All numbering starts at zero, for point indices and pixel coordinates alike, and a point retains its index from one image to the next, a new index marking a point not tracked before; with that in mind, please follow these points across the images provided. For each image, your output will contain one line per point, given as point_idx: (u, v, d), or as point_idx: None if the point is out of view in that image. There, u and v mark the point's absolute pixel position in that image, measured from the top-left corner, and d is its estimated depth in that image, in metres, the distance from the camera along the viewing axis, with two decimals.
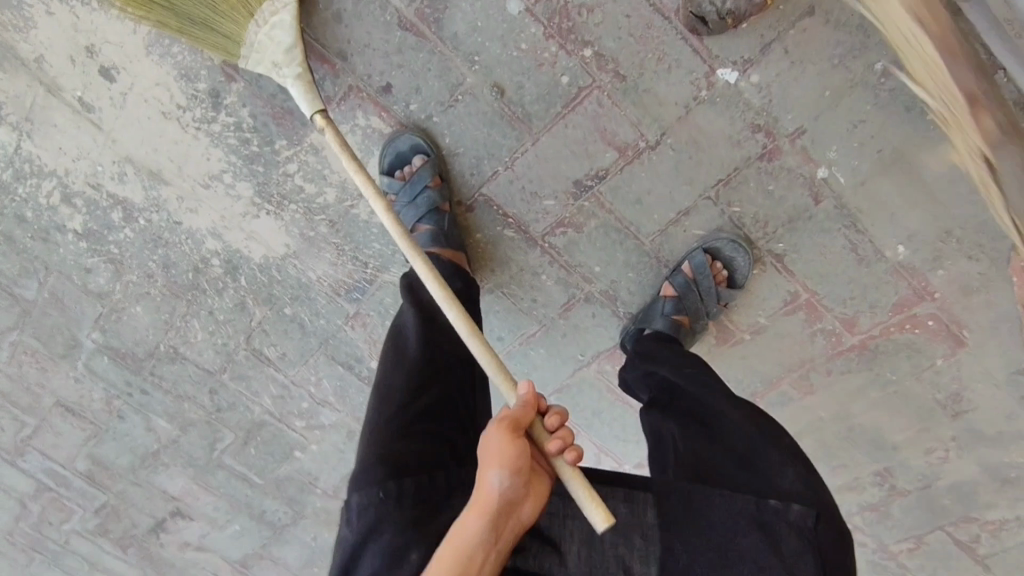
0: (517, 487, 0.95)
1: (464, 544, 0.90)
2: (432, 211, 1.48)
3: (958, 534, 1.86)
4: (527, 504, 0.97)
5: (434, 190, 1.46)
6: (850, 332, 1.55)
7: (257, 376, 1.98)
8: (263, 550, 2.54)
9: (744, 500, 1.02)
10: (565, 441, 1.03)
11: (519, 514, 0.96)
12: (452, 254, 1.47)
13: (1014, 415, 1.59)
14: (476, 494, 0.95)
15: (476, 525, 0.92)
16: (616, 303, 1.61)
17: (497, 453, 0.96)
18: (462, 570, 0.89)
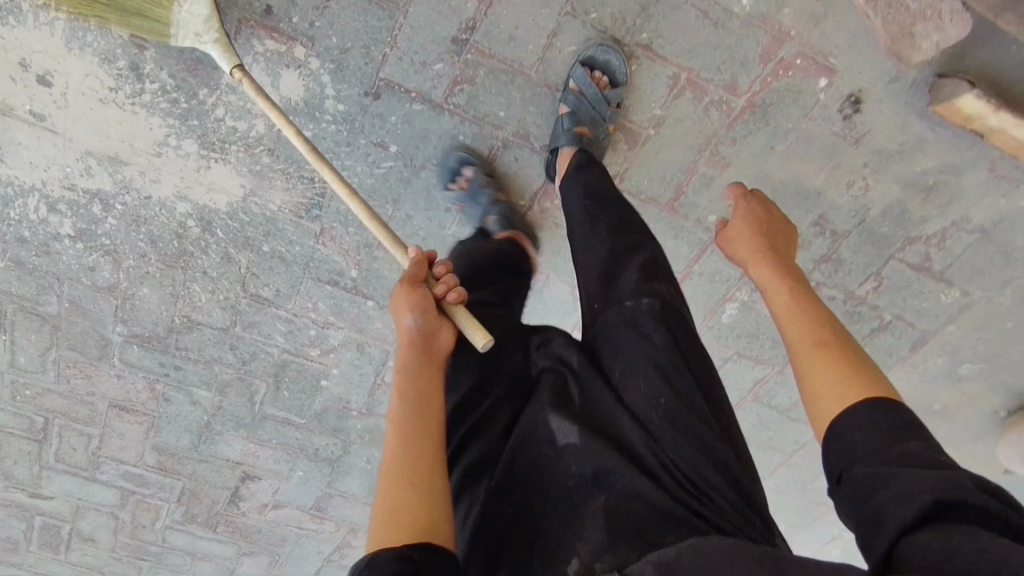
0: (425, 322, 1.24)
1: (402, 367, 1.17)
2: None
3: (909, 259, 2.01)
4: (441, 335, 1.26)
5: None
6: (735, 95, 1.71)
7: (263, 318, 2.22)
8: (329, 488, 2.79)
9: (619, 310, 1.28)
10: (449, 284, 1.32)
11: (438, 342, 1.25)
12: None
13: (906, 123, 1.73)
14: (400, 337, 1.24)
15: (407, 359, 1.19)
16: (530, 140, 1.82)
17: (403, 302, 1.26)
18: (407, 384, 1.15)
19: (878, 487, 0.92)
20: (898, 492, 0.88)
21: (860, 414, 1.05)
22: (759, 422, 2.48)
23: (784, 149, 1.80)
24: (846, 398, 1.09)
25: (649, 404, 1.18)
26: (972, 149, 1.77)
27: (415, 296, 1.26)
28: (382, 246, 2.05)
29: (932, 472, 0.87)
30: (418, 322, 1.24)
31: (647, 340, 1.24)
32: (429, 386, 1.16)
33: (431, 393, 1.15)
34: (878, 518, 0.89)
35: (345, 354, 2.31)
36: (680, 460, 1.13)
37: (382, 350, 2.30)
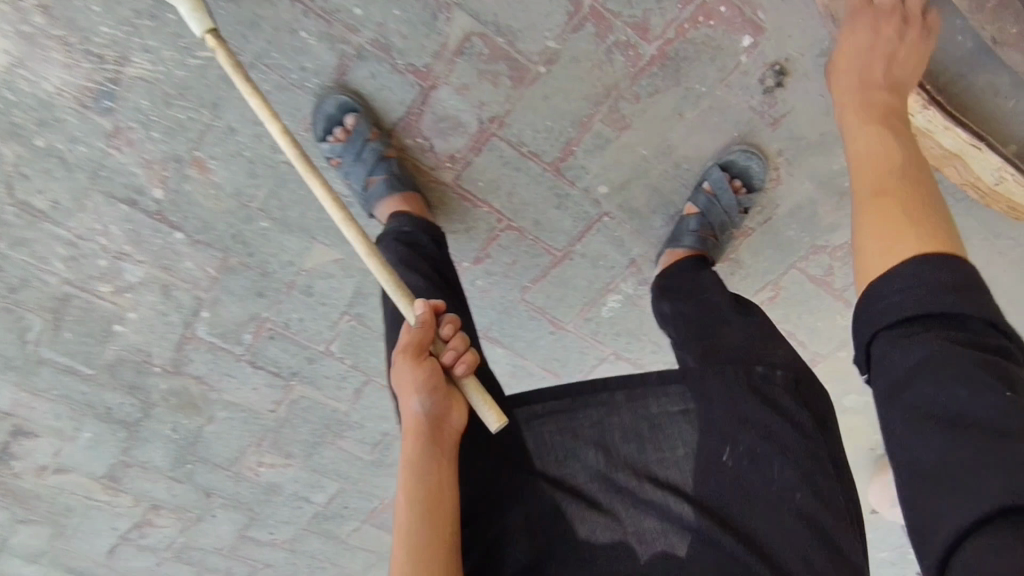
0: (435, 403, 1.15)
1: (410, 464, 1.10)
2: (380, 161, 1.53)
3: (811, 270, 1.80)
4: (454, 413, 1.17)
5: (374, 141, 1.52)
6: (645, 39, 1.42)
7: (36, 237, 1.72)
8: (126, 456, 2.31)
9: (735, 371, 1.23)
10: (459, 349, 1.20)
11: (450, 420, 1.16)
12: (408, 197, 1.55)
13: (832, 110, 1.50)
14: (406, 421, 1.14)
15: (415, 448, 1.11)
16: (392, 54, 1.43)
17: (409, 379, 1.15)
18: (416, 487, 1.08)
19: (931, 429, 0.79)
20: (942, 449, 0.78)
21: (903, 272, 0.86)
22: None
23: (695, 119, 1.53)
24: (907, 249, 0.88)
25: (736, 482, 1.15)
26: None
27: (421, 369, 1.15)
28: (195, 164, 1.59)
29: (1009, 459, 0.73)
30: (428, 403, 1.14)
31: (753, 408, 1.19)
32: (438, 482, 1.09)
33: (441, 491, 1.09)
34: (913, 452, 0.80)
35: (146, 295, 1.85)
36: (781, 559, 1.08)
37: (193, 298, 1.85)
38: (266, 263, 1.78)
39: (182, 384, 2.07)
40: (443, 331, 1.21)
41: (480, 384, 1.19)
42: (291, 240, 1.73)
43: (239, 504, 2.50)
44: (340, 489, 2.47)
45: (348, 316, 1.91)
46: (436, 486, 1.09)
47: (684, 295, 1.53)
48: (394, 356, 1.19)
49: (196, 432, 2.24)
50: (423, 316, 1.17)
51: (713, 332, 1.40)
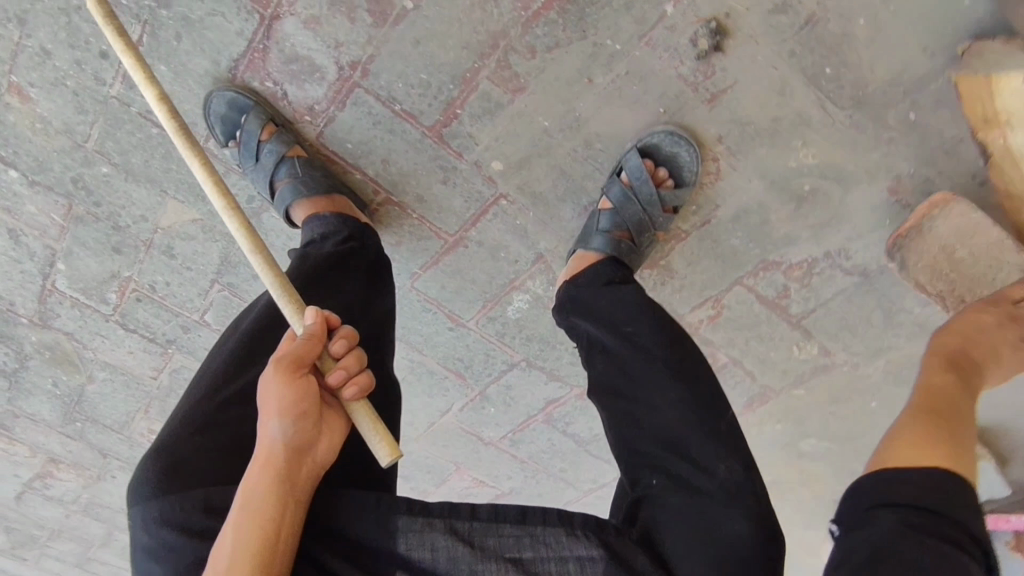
0: (304, 429, 0.84)
1: (252, 507, 0.78)
2: (280, 162, 1.29)
3: (762, 290, 1.45)
4: (324, 443, 0.87)
5: (271, 140, 1.29)
6: None
7: None
8: (11, 406, 2.15)
9: (695, 477, 0.92)
10: (351, 370, 0.90)
11: (320, 458, 0.86)
12: (325, 200, 1.29)
13: (788, 87, 1.15)
14: (258, 448, 0.83)
15: (261, 489, 0.79)
16: None
17: (274, 395, 0.83)
18: (260, 536, 0.76)
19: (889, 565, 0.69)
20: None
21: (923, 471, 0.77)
22: (550, 449, 1.94)
23: (607, 86, 1.19)
24: (927, 453, 0.80)
25: None
26: (874, 153, 1.21)
27: (295, 385, 0.84)
28: (13, 90, 1.34)
29: None
30: (291, 432, 0.82)
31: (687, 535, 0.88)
32: (280, 540, 0.78)
33: (281, 555, 0.77)
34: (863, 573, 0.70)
35: None
36: None
37: (45, 246, 1.63)
38: (116, 216, 1.53)
39: (50, 338, 1.86)
40: (333, 346, 0.91)
41: (373, 413, 0.90)
42: (138, 190, 1.47)
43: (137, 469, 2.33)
44: None
45: (218, 286, 1.65)
46: (274, 547, 0.77)
47: (602, 320, 1.16)
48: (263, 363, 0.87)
49: (75, 391, 2.04)
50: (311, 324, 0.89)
51: (633, 378, 1.05)
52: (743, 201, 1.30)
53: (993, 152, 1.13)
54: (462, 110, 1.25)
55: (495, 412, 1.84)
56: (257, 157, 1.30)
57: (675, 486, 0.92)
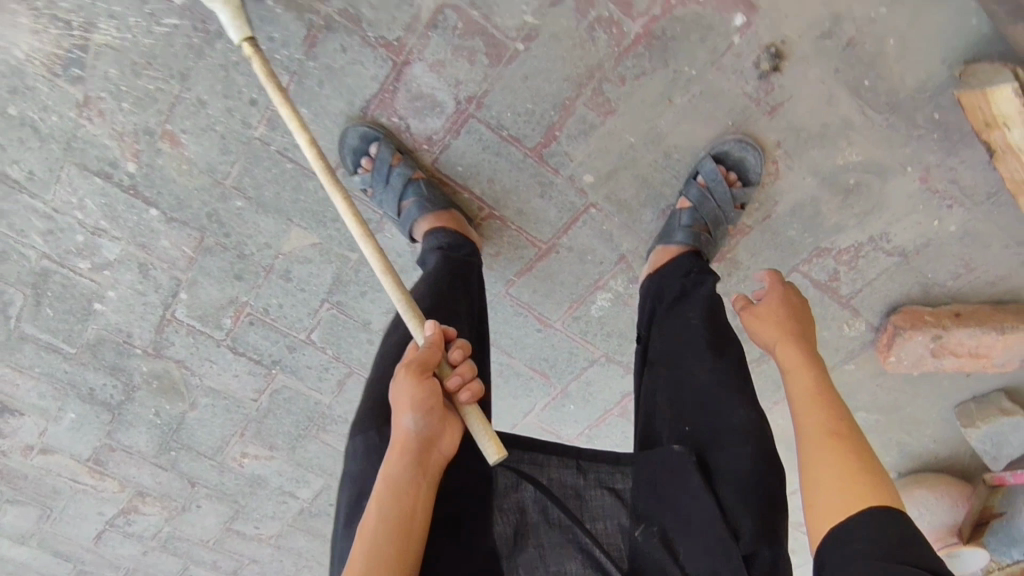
0: (431, 425, 0.97)
1: (392, 488, 0.92)
2: (408, 185, 1.52)
3: (815, 274, 1.67)
4: (446, 440, 0.99)
5: (399, 165, 1.51)
6: (629, 15, 1.34)
7: (13, 208, 1.71)
8: (109, 439, 2.30)
9: (735, 412, 1.11)
10: (466, 376, 1.04)
11: (444, 449, 0.99)
12: (447, 215, 1.53)
13: (834, 98, 1.40)
14: (395, 439, 0.97)
15: (398, 473, 0.93)
16: (363, 25, 1.37)
17: (407, 396, 0.97)
18: (399, 511, 0.90)
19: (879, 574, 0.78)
20: None
21: (863, 525, 0.85)
22: (623, 442, 2.12)
23: (683, 104, 1.43)
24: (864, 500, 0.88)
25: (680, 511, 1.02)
26: (908, 147, 1.45)
27: (422, 388, 0.98)
28: (167, 138, 1.56)
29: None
30: (421, 423, 0.97)
31: (732, 458, 1.06)
32: (416, 514, 0.91)
33: (418, 525, 0.90)
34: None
35: (123, 274, 1.82)
36: None
37: (171, 278, 1.82)
38: (243, 245, 1.74)
39: (162, 366, 2.04)
40: (452, 356, 1.06)
41: (484, 415, 1.01)
42: (266, 221, 1.68)
43: (223, 495, 2.46)
44: (325, 484, 2.41)
45: (328, 305, 1.84)
46: (412, 516, 0.91)
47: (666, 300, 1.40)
48: (395, 371, 1.02)
49: (177, 417, 2.20)
50: (433, 337, 1.04)
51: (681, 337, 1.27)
52: (799, 196, 1.54)
53: (995, 149, 1.34)
54: (561, 131, 1.48)
55: (574, 408, 2.03)
56: (388, 181, 1.51)
57: (715, 424, 1.11)
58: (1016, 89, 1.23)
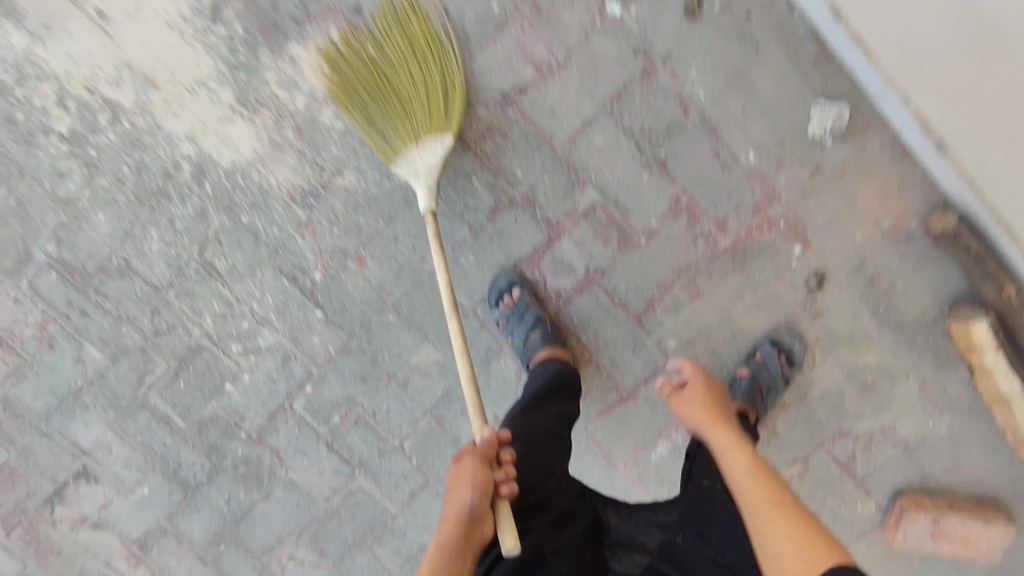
0: (480, 507, 1.29)
1: (444, 551, 1.24)
2: (538, 323, 1.93)
3: (837, 453, 2.07)
4: (487, 523, 1.31)
5: (535, 307, 1.94)
6: (723, 233, 1.88)
7: (202, 291, 2.10)
8: (167, 523, 2.40)
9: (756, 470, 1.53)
10: (509, 474, 1.37)
11: (483, 530, 1.30)
12: (562, 352, 1.91)
13: (859, 315, 1.93)
14: (452, 511, 1.30)
15: (450, 541, 1.26)
16: (535, 207, 1.90)
17: (467, 478, 1.30)
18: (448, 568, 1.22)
19: None
20: None
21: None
22: None
23: (751, 300, 1.94)
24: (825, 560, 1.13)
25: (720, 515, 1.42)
26: (910, 360, 1.95)
27: (480, 474, 1.31)
28: (356, 259, 2.01)
29: None
30: (474, 502, 1.29)
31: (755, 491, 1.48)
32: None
33: None
34: None
35: (266, 361, 2.16)
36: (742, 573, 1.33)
37: (305, 371, 2.16)
38: (379, 353, 2.11)
39: (259, 452, 2.27)
40: (503, 455, 1.40)
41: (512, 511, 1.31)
42: (407, 336, 2.08)
43: None
44: None
45: (429, 416, 2.17)
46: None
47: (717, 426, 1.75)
48: (459, 457, 1.36)
49: (247, 507, 2.35)
50: (490, 439, 1.39)
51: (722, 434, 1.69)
52: (829, 384, 2.00)
53: (976, 368, 1.86)
54: (659, 305, 1.97)
55: None
56: (523, 317, 1.91)
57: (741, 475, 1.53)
58: (989, 324, 1.77)
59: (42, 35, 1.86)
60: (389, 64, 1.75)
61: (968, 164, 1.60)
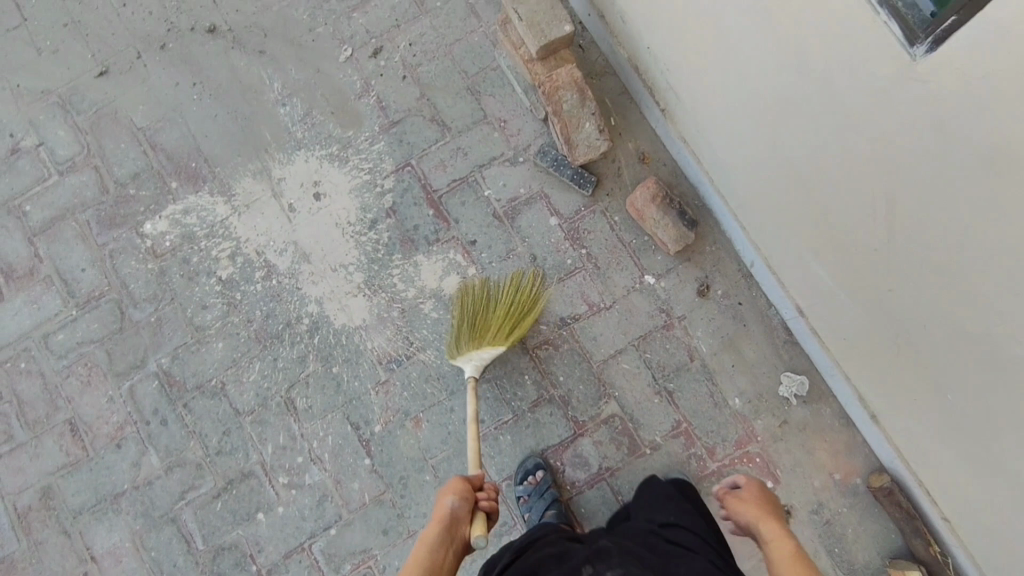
0: (460, 510, 1.77)
1: (430, 536, 1.68)
2: (554, 502, 2.28)
3: None
4: (466, 525, 1.76)
5: (553, 489, 2.31)
6: (712, 458, 2.36)
7: (275, 422, 2.47)
8: None
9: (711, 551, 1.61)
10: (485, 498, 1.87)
11: (463, 530, 1.74)
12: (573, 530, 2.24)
13: (820, 554, 2.28)
14: (439, 512, 1.77)
15: (436, 531, 1.69)
16: (568, 406, 2.41)
17: (452, 488, 1.81)
18: (431, 544, 1.66)
19: None
20: None
21: None
22: None
23: (731, 522, 2.32)
24: None
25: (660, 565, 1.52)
26: None
27: (463, 488, 1.82)
28: (414, 421, 2.45)
29: None
30: (456, 504, 1.77)
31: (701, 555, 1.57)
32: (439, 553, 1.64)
33: (438, 556, 1.64)
34: None
35: (304, 497, 2.42)
36: None
37: (336, 514, 2.40)
38: (407, 508, 2.40)
39: None
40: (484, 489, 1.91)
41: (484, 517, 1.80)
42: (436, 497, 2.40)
43: None
44: None
45: None
46: (437, 552, 1.65)
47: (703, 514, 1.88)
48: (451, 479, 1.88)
49: None
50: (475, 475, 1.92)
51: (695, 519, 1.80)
52: None
53: None
54: None
55: None
56: (542, 494, 2.27)
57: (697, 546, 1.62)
58: None
59: (242, 211, 2.61)
60: (496, 298, 2.39)
61: (895, 434, 2.13)
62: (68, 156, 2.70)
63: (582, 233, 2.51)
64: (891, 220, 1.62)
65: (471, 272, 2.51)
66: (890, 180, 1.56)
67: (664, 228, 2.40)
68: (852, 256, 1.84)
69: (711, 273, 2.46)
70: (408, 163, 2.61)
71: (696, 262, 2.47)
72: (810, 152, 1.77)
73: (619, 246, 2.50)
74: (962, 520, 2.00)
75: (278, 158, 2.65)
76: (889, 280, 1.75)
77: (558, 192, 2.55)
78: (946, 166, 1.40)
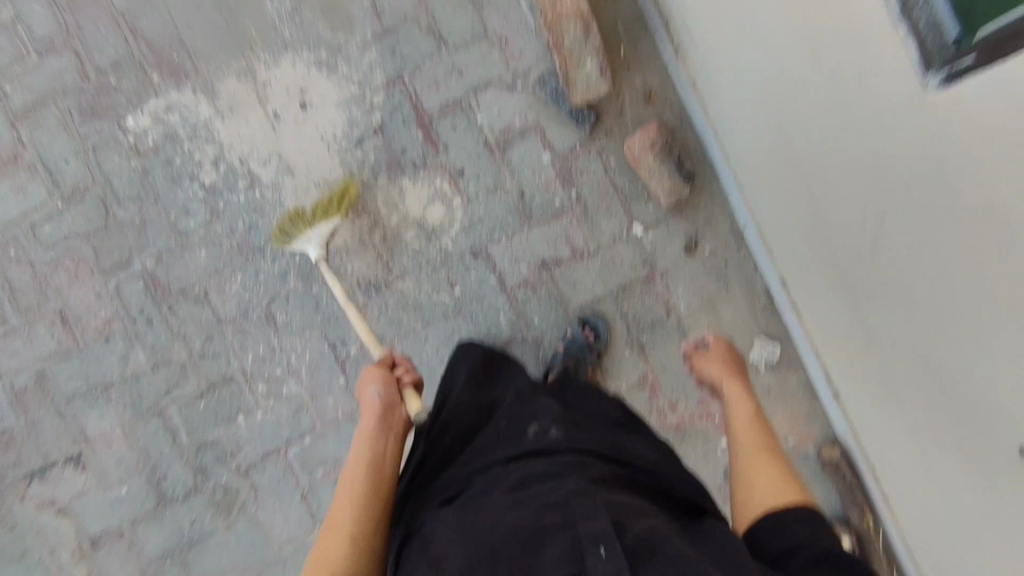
0: (387, 397, 1.79)
1: (363, 433, 1.69)
2: None
3: None
4: (399, 406, 1.79)
5: None
6: (673, 412, 2.41)
7: (255, 333, 2.54)
8: (127, 527, 2.59)
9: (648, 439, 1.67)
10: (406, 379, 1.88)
11: (398, 411, 1.77)
12: None
13: None
14: (366, 406, 1.78)
15: (369, 427, 1.70)
16: (541, 346, 2.42)
17: (370, 380, 1.82)
18: (370, 441, 1.66)
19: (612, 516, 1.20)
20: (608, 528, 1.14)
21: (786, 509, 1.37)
22: None
23: None
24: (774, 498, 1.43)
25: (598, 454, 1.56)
26: None
27: (380, 375, 1.83)
28: None
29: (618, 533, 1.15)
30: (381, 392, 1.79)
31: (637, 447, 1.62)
32: (384, 451, 1.64)
33: (384, 450, 1.65)
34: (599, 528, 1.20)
35: (282, 406, 2.54)
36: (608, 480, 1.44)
37: (311, 424, 2.54)
38: None
39: (240, 485, 2.55)
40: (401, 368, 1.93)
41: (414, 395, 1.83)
42: None
43: None
44: None
45: None
46: (381, 448, 1.65)
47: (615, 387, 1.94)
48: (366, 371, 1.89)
49: (208, 533, 2.56)
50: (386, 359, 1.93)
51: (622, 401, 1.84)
52: None
53: None
54: None
55: None
56: None
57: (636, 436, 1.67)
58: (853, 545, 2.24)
59: (226, 113, 2.50)
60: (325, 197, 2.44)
61: (853, 414, 2.16)
62: (46, 36, 2.56)
63: (574, 174, 2.41)
64: (873, 220, 1.52)
65: (457, 204, 2.44)
66: (876, 182, 1.45)
67: (659, 180, 2.30)
68: (835, 238, 1.74)
69: (701, 230, 2.38)
70: (400, 79, 2.45)
71: (687, 217, 2.39)
72: (809, 126, 1.62)
73: (611, 192, 2.40)
74: (899, 506, 2.07)
75: (264, 58, 2.49)
76: (863, 275, 1.67)
77: (554, 126, 2.41)
78: (934, 202, 1.29)
